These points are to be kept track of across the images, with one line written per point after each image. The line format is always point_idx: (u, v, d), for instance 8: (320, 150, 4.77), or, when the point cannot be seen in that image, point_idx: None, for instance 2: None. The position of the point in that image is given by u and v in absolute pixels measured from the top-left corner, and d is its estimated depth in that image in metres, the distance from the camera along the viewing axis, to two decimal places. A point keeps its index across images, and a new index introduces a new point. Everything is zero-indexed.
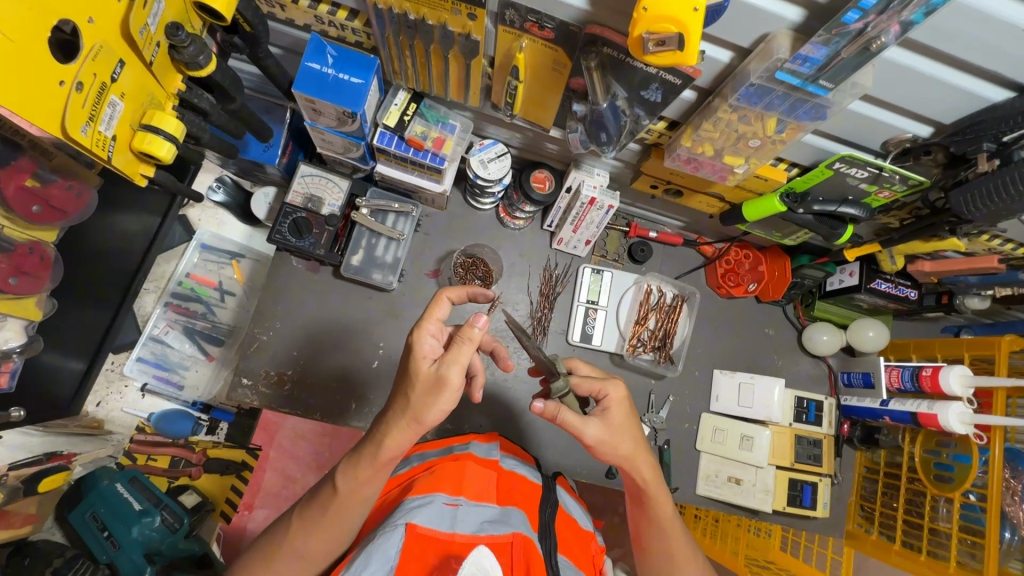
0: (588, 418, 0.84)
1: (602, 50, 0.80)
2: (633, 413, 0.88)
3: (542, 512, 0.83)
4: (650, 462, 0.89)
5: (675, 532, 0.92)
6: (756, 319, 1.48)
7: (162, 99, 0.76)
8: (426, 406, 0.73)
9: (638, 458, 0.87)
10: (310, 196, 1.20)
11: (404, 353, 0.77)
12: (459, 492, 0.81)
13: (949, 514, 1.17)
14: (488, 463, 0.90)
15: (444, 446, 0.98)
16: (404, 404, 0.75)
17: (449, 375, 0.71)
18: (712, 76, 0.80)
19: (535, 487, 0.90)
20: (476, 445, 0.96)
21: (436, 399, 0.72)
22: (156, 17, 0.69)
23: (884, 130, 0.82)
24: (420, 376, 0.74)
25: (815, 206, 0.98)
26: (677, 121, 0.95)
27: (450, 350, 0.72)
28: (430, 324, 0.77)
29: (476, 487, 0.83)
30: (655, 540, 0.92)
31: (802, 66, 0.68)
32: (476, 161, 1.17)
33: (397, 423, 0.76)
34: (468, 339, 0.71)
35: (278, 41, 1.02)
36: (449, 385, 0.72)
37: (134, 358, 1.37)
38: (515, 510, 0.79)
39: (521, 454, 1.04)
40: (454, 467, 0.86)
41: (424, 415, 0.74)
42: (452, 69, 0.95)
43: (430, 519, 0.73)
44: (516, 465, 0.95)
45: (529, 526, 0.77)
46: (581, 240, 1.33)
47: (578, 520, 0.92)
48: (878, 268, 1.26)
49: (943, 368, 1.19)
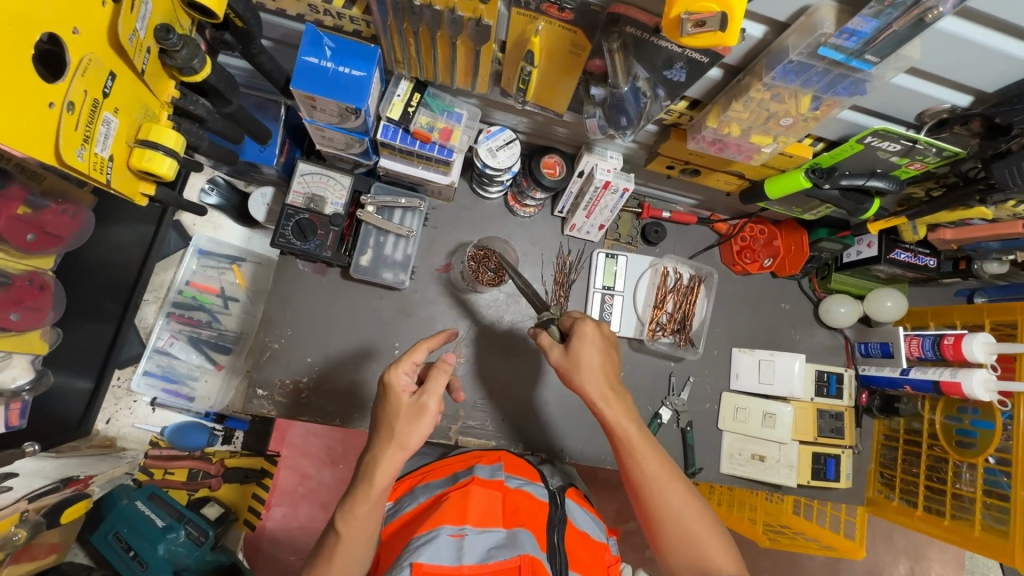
0: (554, 343, 0.97)
1: (625, 30, 0.75)
2: (605, 347, 0.95)
3: (549, 534, 0.83)
4: (621, 398, 0.94)
5: (654, 462, 0.91)
6: (772, 294, 1.46)
7: (156, 109, 0.70)
8: (411, 433, 0.78)
9: (608, 392, 0.93)
10: (311, 196, 1.15)
11: (382, 393, 0.83)
12: (463, 520, 0.78)
13: (972, 478, 1.19)
14: (492, 485, 0.88)
15: (449, 474, 0.97)
16: (387, 432, 0.79)
17: (429, 404, 0.79)
18: (744, 52, 0.76)
19: (542, 506, 0.88)
20: (479, 468, 0.95)
21: (417, 424, 0.78)
22: (144, 20, 0.62)
23: (921, 102, 0.78)
24: (401, 408, 0.80)
25: (842, 181, 0.94)
26: (700, 100, 0.90)
27: (428, 381, 0.81)
28: (404, 362, 0.84)
29: (481, 510, 0.81)
30: (634, 471, 0.92)
31: (847, 41, 0.64)
32: (484, 149, 1.12)
33: (384, 450, 0.78)
34: (445, 371, 0.81)
35: (269, 33, 0.95)
36: (431, 414, 0.79)
37: (141, 373, 1.34)
38: (523, 532, 0.78)
39: (527, 470, 1.01)
40: (458, 496, 0.84)
41: (409, 440, 0.78)
42: (460, 55, 0.89)
43: (435, 555, 0.73)
44: (521, 484, 0.93)
45: (538, 546, 0.78)
46: (595, 224, 1.29)
47: (591, 533, 0.93)
48: (898, 238, 1.24)
49: (965, 336, 1.19)
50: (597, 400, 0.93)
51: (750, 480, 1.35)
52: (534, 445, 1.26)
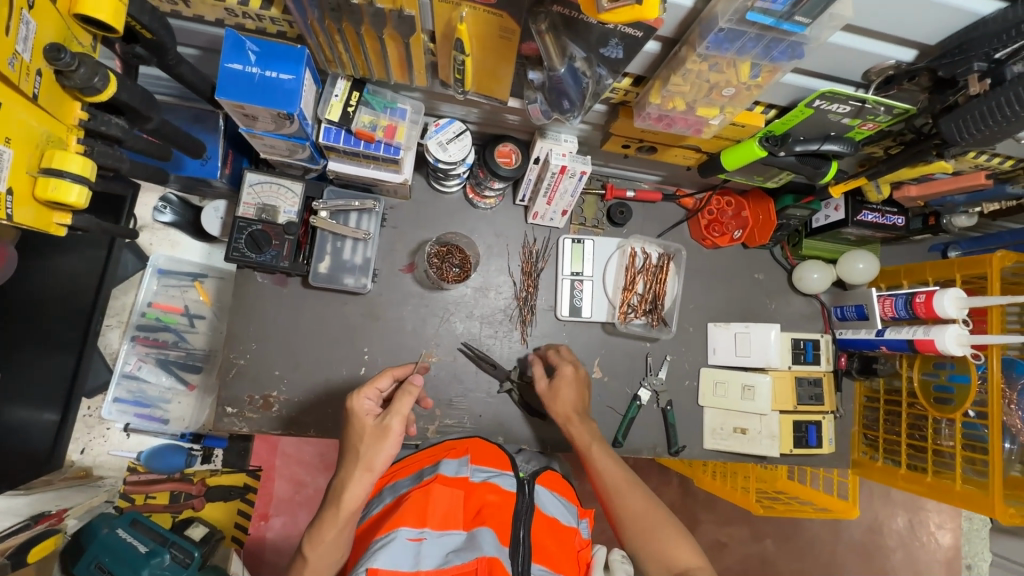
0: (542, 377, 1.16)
1: (552, 9, 0.73)
2: (576, 384, 1.14)
3: (514, 529, 0.84)
4: (585, 423, 1.10)
5: (612, 469, 1.03)
6: (744, 265, 1.44)
7: (62, 134, 0.66)
8: (375, 454, 0.81)
9: (575, 415, 1.11)
10: (263, 206, 1.12)
11: (348, 420, 0.87)
12: (423, 523, 0.80)
13: (952, 433, 1.20)
14: (455, 482, 0.90)
15: (416, 471, 0.97)
16: (353, 456, 0.83)
17: (392, 424, 0.82)
18: (676, 23, 0.73)
19: (508, 497, 0.90)
20: (445, 463, 0.95)
21: (381, 445, 0.81)
22: (27, 41, 0.58)
23: (864, 60, 0.76)
24: (366, 431, 0.84)
25: (796, 147, 0.91)
26: (643, 75, 0.88)
27: (393, 403, 0.84)
28: (369, 389, 0.89)
29: (442, 512, 0.83)
30: (597, 479, 1.03)
31: (774, 3, 0.62)
32: (434, 144, 1.09)
33: (352, 474, 0.81)
34: (410, 392, 0.84)
35: (192, 41, 0.91)
36: (394, 434, 0.82)
37: (111, 399, 1.32)
38: (482, 531, 0.80)
39: (498, 457, 1.01)
40: (419, 496, 0.85)
41: (375, 461, 0.81)
42: (390, 49, 0.86)
43: (392, 561, 0.73)
44: (488, 475, 0.94)
45: (499, 544, 0.79)
46: (557, 211, 1.26)
47: (559, 518, 0.93)
48: (864, 199, 1.22)
49: (936, 292, 1.18)
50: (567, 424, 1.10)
51: (734, 453, 1.35)
52: (513, 437, 1.25)
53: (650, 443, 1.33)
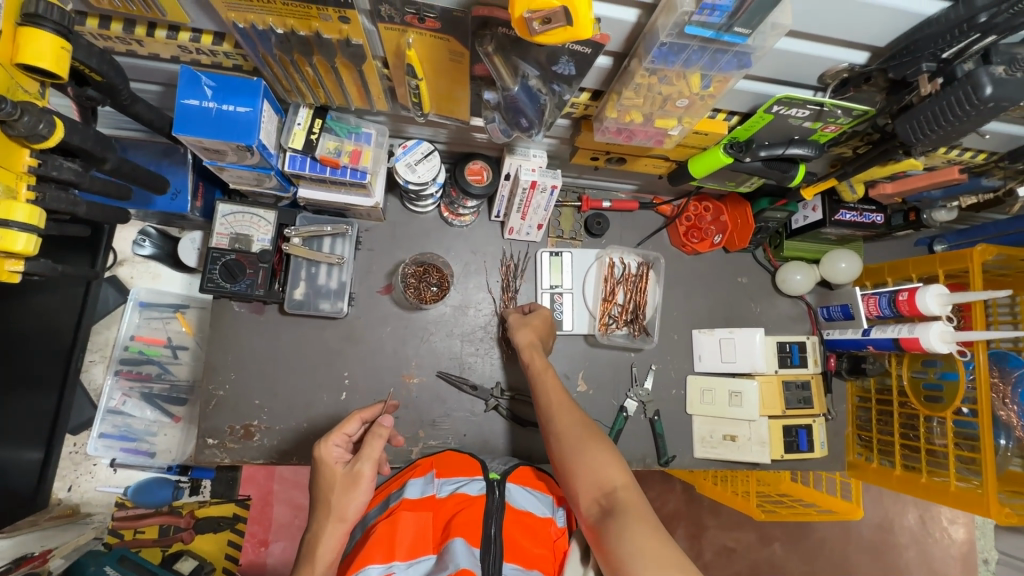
0: (518, 318, 1.19)
1: (497, 30, 0.73)
2: (535, 322, 1.17)
3: (486, 526, 0.82)
4: (539, 352, 1.12)
5: (557, 392, 1.03)
6: (726, 270, 1.43)
7: (12, 183, 0.65)
8: (347, 503, 0.79)
9: (531, 343, 1.13)
10: (236, 236, 1.12)
11: (316, 467, 0.85)
12: (391, 557, 0.77)
13: (943, 432, 1.17)
14: (422, 505, 0.87)
15: (383, 499, 0.95)
16: (325, 507, 0.79)
17: (363, 470, 0.80)
18: (623, 37, 0.73)
19: (477, 502, 0.87)
20: (410, 483, 0.93)
21: (353, 493, 0.79)
22: None
23: (816, 64, 0.75)
24: (336, 479, 0.81)
25: (761, 152, 0.90)
26: (600, 89, 0.88)
27: (363, 447, 0.81)
28: (335, 435, 0.87)
29: (410, 539, 0.81)
30: (541, 399, 1.03)
31: (711, 16, 0.62)
32: (402, 166, 1.08)
33: (323, 527, 0.78)
34: (380, 436, 0.80)
35: (152, 78, 0.92)
36: (366, 479, 0.79)
37: (96, 435, 1.31)
38: (455, 543, 0.78)
39: (466, 464, 0.99)
40: (385, 525, 0.82)
41: (348, 511, 0.78)
42: (346, 77, 0.86)
43: None
44: (457, 486, 0.92)
45: (471, 548, 0.78)
46: (533, 225, 1.25)
47: (534, 511, 0.90)
48: (841, 198, 1.20)
49: (918, 289, 1.16)
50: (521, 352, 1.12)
51: (725, 461, 1.32)
52: (499, 455, 1.24)
53: (639, 454, 1.32)
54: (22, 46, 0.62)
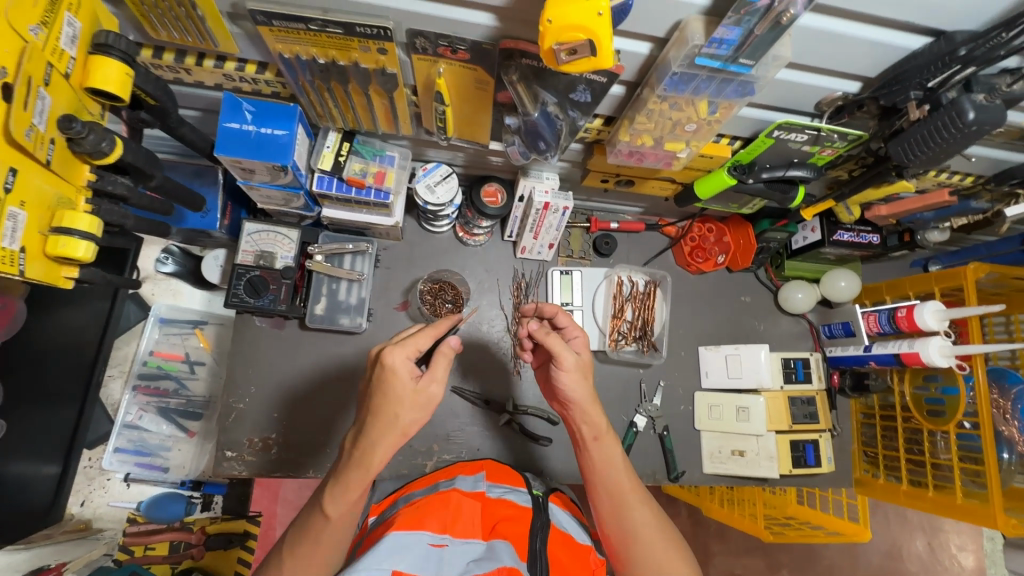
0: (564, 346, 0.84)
1: (521, 62, 0.79)
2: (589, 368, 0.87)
3: (532, 541, 0.77)
4: (598, 413, 0.86)
5: (622, 470, 0.86)
6: (730, 289, 1.48)
7: (72, 195, 0.71)
8: (414, 421, 0.71)
9: (591, 400, 0.85)
10: (261, 253, 1.16)
11: (381, 375, 0.70)
12: (445, 530, 0.76)
13: (947, 446, 1.19)
14: (474, 495, 0.86)
15: (431, 484, 0.95)
16: (387, 422, 0.69)
17: (437, 394, 0.71)
18: (637, 68, 0.80)
19: (526, 511, 0.84)
20: (461, 479, 0.93)
21: (423, 414, 0.71)
22: (43, 114, 0.63)
23: (813, 92, 0.82)
24: (406, 398, 0.69)
25: (763, 173, 0.96)
26: (612, 116, 0.94)
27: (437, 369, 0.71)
28: (408, 345, 0.71)
29: (462, 521, 0.78)
30: (601, 478, 0.86)
31: (719, 49, 0.68)
32: (422, 187, 1.14)
33: (380, 437, 0.69)
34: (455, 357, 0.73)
35: (194, 104, 0.98)
36: (438, 404, 0.72)
37: (112, 450, 1.34)
38: (501, 542, 0.74)
39: (512, 475, 0.99)
40: (438, 503, 0.82)
41: (411, 427, 0.71)
42: (376, 103, 0.92)
43: (416, 564, 0.67)
44: (504, 492, 0.90)
45: (516, 557, 0.72)
46: (544, 244, 1.31)
47: (574, 536, 0.85)
48: (838, 220, 1.26)
49: (916, 306, 1.21)
50: (580, 415, 0.85)
51: (734, 476, 1.34)
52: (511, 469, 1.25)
53: (650, 469, 1.33)
54: (92, 72, 0.68)
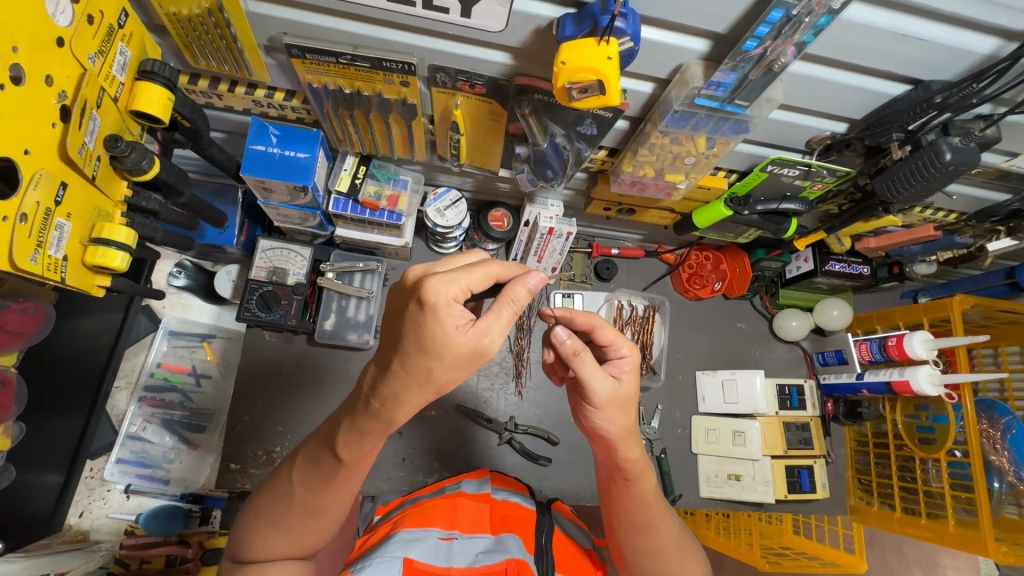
0: (601, 374, 0.71)
1: (533, 97, 0.84)
2: (630, 402, 0.74)
3: (538, 536, 0.79)
4: (631, 444, 0.76)
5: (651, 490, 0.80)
6: (726, 316, 1.52)
7: (110, 208, 0.76)
8: (450, 378, 0.63)
9: (629, 434, 0.75)
10: (274, 269, 1.20)
11: (419, 315, 0.61)
12: (453, 526, 0.80)
13: (938, 473, 1.20)
14: (479, 497, 0.88)
15: (438, 489, 0.96)
16: (422, 376, 0.63)
17: (490, 348, 0.63)
18: (640, 104, 0.86)
19: (531, 513, 0.87)
20: (467, 482, 0.95)
21: (467, 371, 0.63)
22: (93, 134, 0.69)
23: (803, 131, 0.88)
24: (452, 351, 0.61)
25: (758, 206, 1.02)
26: (616, 147, 1.00)
27: (488, 319, 0.62)
28: (461, 283, 0.61)
29: (470, 519, 0.82)
30: (627, 501, 0.80)
31: (716, 91, 0.74)
32: (432, 211, 1.18)
33: (408, 389, 0.64)
34: (514, 307, 0.64)
35: (221, 127, 1.04)
36: (483, 359, 0.63)
37: (114, 461, 1.34)
38: (510, 537, 0.77)
39: (515, 483, 1.01)
40: (446, 505, 0.85)
41: (447, 385, 0.64)
42: (394, 129, 0.97)
43: (425, 553, 0.71)
44: (509, 494, 0.92)
45: (525, 550, 0.76)
46: (547, 267, 1.35)
47: (578, 540, 0.90)
48: (830, 251, 1.31)
49: (906, 335, 1.24)
50: (611, 447, 0.76)
51: (729, 500, 1.36)
52: None
53: None
54: (138, 96, 0.73)
